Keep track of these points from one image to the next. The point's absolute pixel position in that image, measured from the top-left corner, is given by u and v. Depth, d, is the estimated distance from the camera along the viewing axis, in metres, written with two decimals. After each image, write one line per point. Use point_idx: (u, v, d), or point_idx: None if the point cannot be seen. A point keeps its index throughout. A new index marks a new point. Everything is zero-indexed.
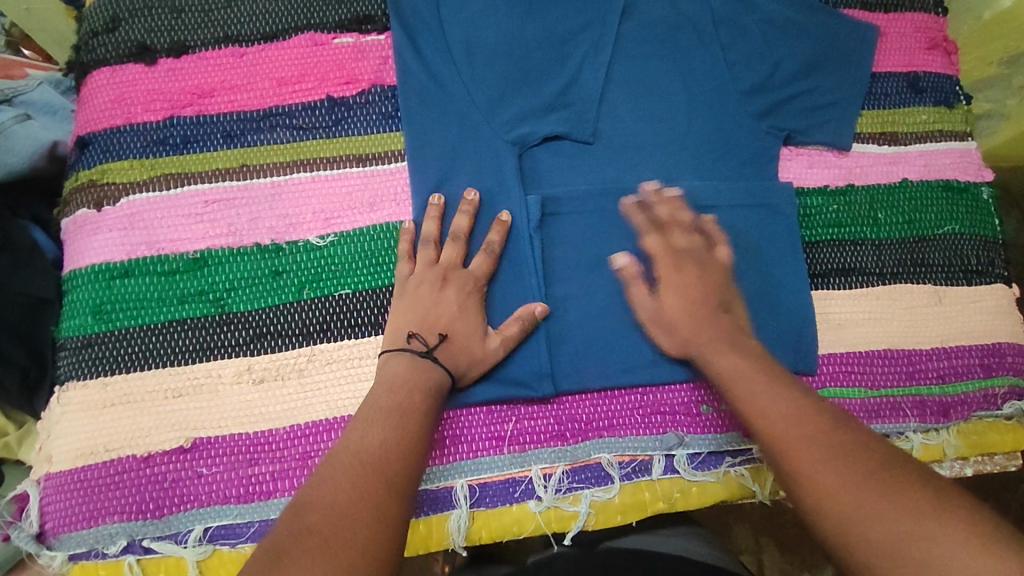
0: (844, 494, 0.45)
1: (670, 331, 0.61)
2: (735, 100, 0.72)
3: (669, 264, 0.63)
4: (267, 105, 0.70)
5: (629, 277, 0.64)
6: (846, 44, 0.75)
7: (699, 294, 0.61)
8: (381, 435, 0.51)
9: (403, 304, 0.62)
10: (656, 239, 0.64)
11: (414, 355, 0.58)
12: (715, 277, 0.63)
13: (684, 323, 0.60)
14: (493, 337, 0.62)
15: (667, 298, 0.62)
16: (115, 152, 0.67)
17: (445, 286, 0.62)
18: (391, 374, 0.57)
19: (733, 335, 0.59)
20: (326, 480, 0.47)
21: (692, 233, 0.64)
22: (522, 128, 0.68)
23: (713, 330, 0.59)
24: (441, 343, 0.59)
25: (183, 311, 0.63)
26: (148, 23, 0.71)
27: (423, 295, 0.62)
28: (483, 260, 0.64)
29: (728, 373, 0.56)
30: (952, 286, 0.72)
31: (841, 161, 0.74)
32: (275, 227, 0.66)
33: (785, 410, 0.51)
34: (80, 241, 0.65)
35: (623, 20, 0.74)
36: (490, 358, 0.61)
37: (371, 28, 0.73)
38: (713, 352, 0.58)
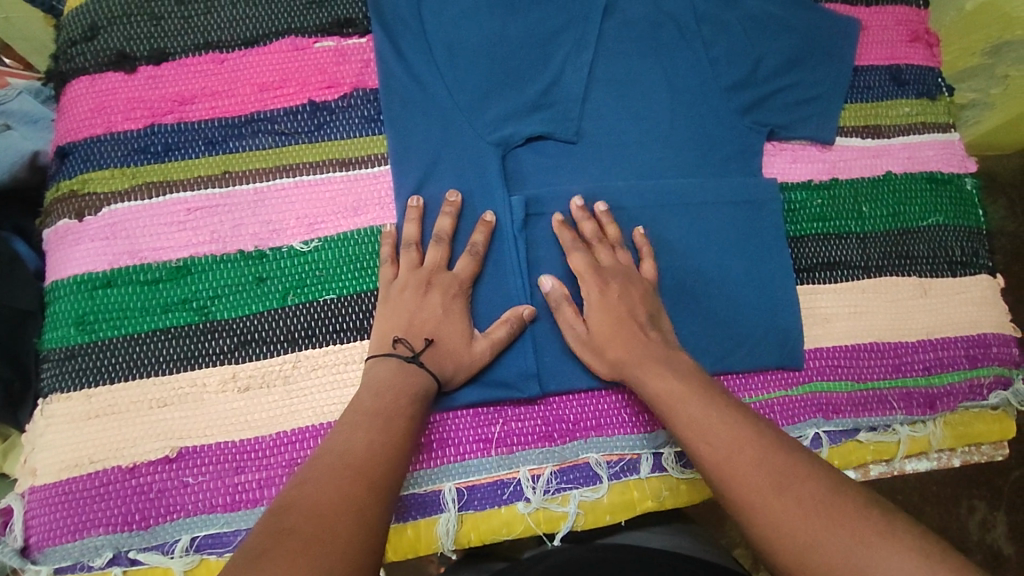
0: (790, 520, 0.43)
1: (601, 352, 0.61)
2: (718, 97, 0.72)
3: (593, 287, 0.63)
4: (249, 111, 0.70)
5: (557, 300, 0.63)
6: (829, 38, 0.75)
7: (627, 308, 0.62)
8: (366, 438, 0.51)
9: (388, 308, 0.62)
10: (581, 257, 0.65)
11: (400, 360, 0.58)
12: (642, 293, 0.64)
13: (619, 344, 0.60)
14: (478, 339, 0.62)
15: (596, 318, 0.62)
16: (95, 161, 0.67)
17: (430, 289, 0.62)
18: (377, 378, 0.57)
19: (664, 349, 0.60)
20: (310, 479, 0.46)
21: (614, 251, 0.66)
22: (506, 129, 0.68)
23: (642, 351, 0.59)
24: (428, 347, 0.60)
25: (167, 320, 0.63)
26: (127, 30, 0.70)
27: (407, 299, 0.62)
28: (467, 262, 0.64)
29: (672, 396, 0.55)
30: (937, 278, 0.72)
31: (825, 155, 0.74)
32: (258, 233, 0.66)
33: (726, 433, 0.50)
34: (62, 252, 0.65)
35: (605, 19, 0.74)
36: (476, 361, 0.61)
37: (352, 32, 0.73)
38: (648, 374, 0.58)
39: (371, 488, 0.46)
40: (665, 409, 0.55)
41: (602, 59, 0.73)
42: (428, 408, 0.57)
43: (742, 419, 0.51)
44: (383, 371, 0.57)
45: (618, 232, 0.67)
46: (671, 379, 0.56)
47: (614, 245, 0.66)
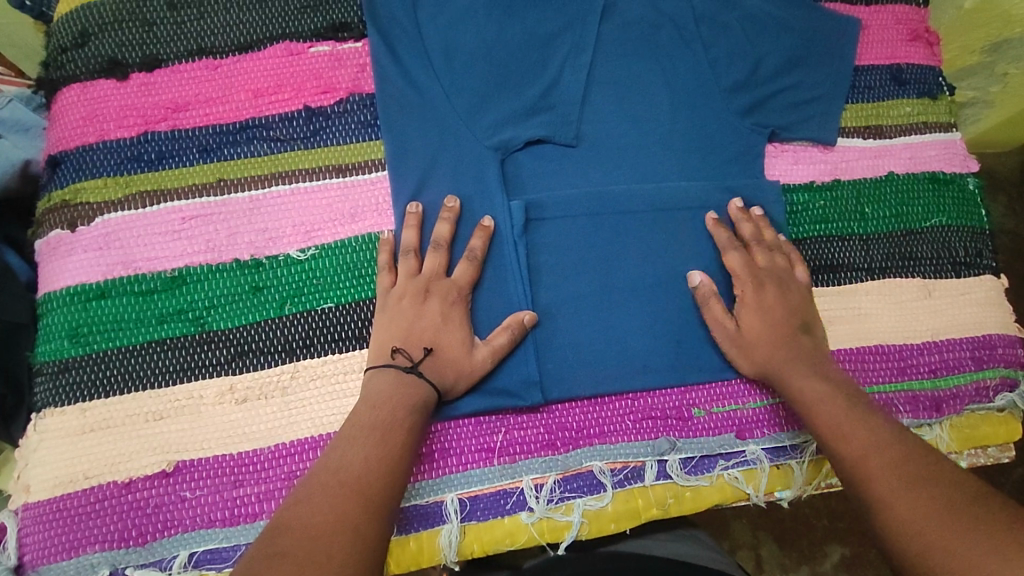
0: (906, 509, 0.47)
1: (747, 349, 0.63)
2: (719, 98, 0.72)
3: (750, 287, 0.65)
4: (244, 117, 0.69)
5: (705, 296, 0.65)
6: (828, 37, 0.75)
7: (785, 312, 0.64)
8: (362, 453, 0.51)
9: (386, 316, 0.61)
10: (738, 256, 0.66)
11: (397, 371, 0.57)
12: (800, 299, 0.65)
13: (763, 344, 0.63)
14: (479, 347, 0.61)
15: (748, 317, 0.64)
16: (88, 170, 0.66)
17: (428, 297, 0.61)
18: (376, 388, 0.56)
19: (815, 357, 0.62)
20: (304, 500, 0.47)
21: (771, 253, 0.67)
22: (506, 133, 0.68)
23: (793, 353, 0.62)
24: (427, 356, 0.59)
25: (163, 331, 0.62)
26: (119, 36, 0.69)
27: (404, 308, 0.61)
28: (466, 268, 0.63)
29: (817, 398, 0.58)
30: (941, 279, 0.71)
31: (827, 157, 0.74)
32: (254, 242, 0.65)
33: (864, 439, 0.54)
34: (56, 264, 0.63)
35: (603, 21, 0.73)
36: (477, 371, 0.60)
37: (347, 36, 0.72)
38: (797, 373, 0.61)
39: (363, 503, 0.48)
40: (807, 405, 0.59)
41: (599, 61, 0.73)
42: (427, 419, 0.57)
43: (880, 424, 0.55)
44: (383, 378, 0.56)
45: (774, 237, 0.68)
46: (817, 379, 0.60)
47: (761, 248, 0.67)
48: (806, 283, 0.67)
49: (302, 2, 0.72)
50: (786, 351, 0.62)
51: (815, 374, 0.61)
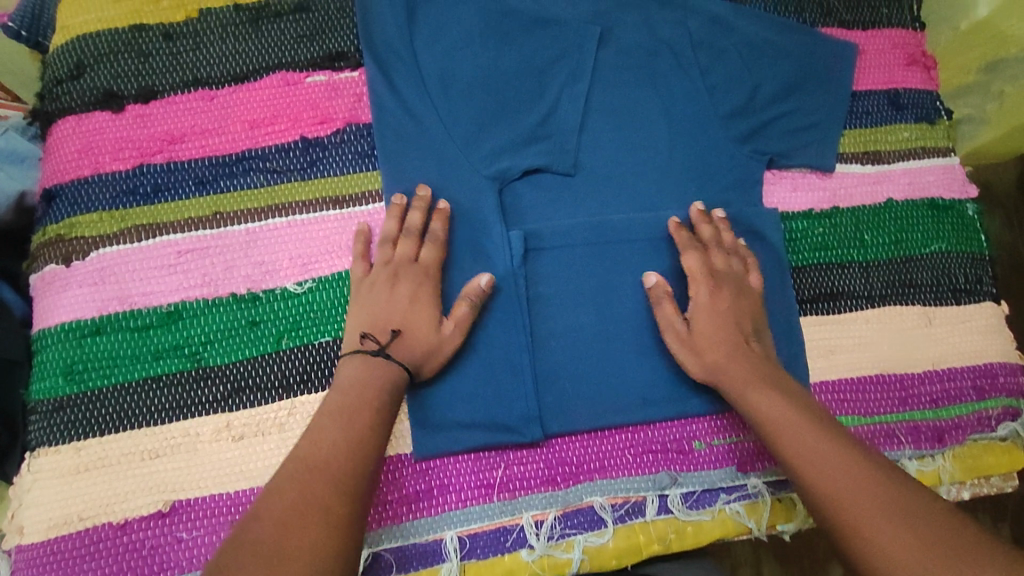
0: (901, 543, 0.44)
1: (699, 351, 0.62)
2: (716, 126, 0.72)
3: (705, 289, 0.64)
4: (240, 149, 0.68)
5: (659, 296, 0.64)
6: (824, 63, 0.75)
7: (735, 317, 0.63)
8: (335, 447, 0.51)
9: (358, 302, 0.62)
10: (695, 257, 0.65)
11: (366, 355, 0.58)
12: (751, 304, 0.65)
13: (714, 348, 0.62)
14: (446, 322, 0.62)
15: (702, 319, 0.63)
16: (83, 204, 0.65)
17: (397, 282, 0.62)
18: (345, 376, 0.57)
19: (767, 368, 0.61)
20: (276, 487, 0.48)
21: (729, 256, 0.66)
22: (502, 163, 0.68)
23: (743, 363, 0.61)
24: (394, 339, 0.59)
25: (159, 367, 0.62)
26: (114, 68, 0.69)
27: (376, 295, 0.62)
28: (431, 249, 0.64)
29: (771, 415, 0.57)
30: (941, 306, 0.71)
31: (825, 184, 0.73)
32: (251, 275, 0.65)
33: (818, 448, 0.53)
34: (50, 300, 0.63)
35: (600, 48, 0.74)
36: (447, 344, 0.61)
37: (344, 65, 0.72)
38: (751, 390, 0.59)
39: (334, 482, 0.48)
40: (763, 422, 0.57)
41: (596, 88, 0.73)
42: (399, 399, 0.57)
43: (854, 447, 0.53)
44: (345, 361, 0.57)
45: (734, 239, 0.67)
46: (775, 394, 0.58)
47: (714, 253, 0.66)
48: (760, 287, 0.66)
49: (299, 32, 0.72)
50: (742, 363, 0.61)
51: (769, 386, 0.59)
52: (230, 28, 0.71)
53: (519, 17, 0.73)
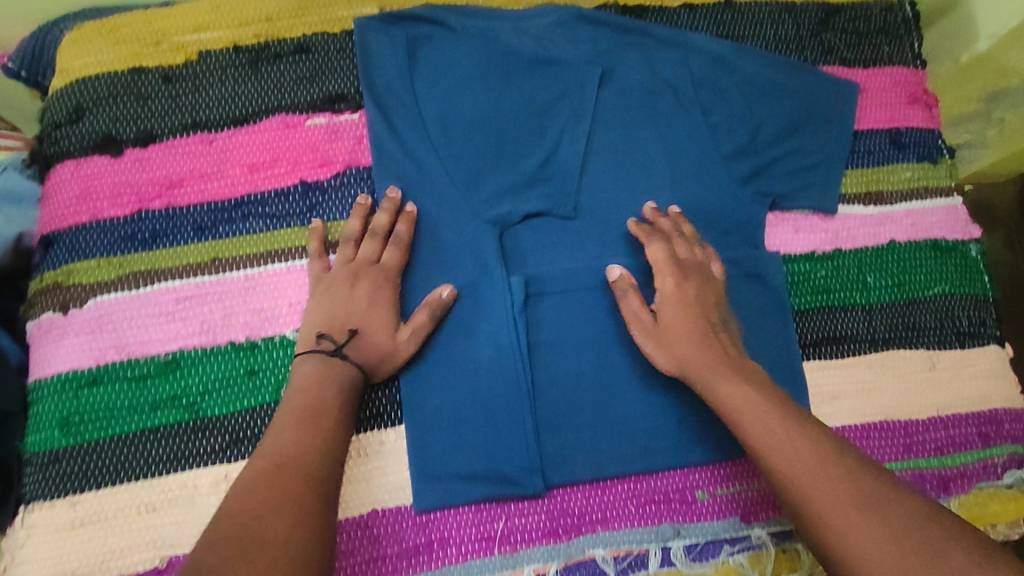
0: (880, 552, 0.45)
1: (666, 344, 0.61)
2: (718, 166, 0.71)
3: (670, 280, 0.64)
4: (239, 193, 0.68)
5: (623, 289, 0.64)
6: (826, 102, 0.75)
7: (700, 306, 0.63)
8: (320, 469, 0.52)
9: (318, 303, 0.63)
10: (659, 248, 0.65)
11: (323, 355, 0.60)
12: (715, 292, 0.64)
13: (680, 340, 0.61)
14: (403, 329, 0.63)
15: (668, 310, 0.63)
16: (80, 250, 0.65)
17: (356, 282, 0.63)
18: (303, 378, 0.59)
19: (734, 358, 0.60)
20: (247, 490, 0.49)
21: (691, 246, 0.66)
22: (503, 207, 0.68)
23: (709, 354, 0.60)
24: (350, 339, 0.61)
25: (157, 418, 0.61)
26: (113, 111, 0.69)
27: (334, 294, 0.63)
28: (393, 252, 0.65)
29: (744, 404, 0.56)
30: (945, 349, 0.70)
31: (828, 225, 0.73)
32: (249, 322, 0.64)
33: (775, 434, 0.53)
34: (47, 349, 0.63)
35: (602, 87, 0.73)
36: (400, 350, 0.62)
37: (344, 107, 0.71)
38: (713, 378, 0.59)
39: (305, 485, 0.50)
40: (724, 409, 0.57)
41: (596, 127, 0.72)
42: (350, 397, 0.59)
43: (826, 442, 0.52)
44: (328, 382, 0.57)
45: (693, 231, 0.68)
46: (740, 382, 0.58)
47: (677, 246, 0.66)
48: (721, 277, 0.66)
49: (299, 73, 0.71)
50: (711, 355, 0.60)
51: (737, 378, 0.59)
52: (229, 70, 0.71)
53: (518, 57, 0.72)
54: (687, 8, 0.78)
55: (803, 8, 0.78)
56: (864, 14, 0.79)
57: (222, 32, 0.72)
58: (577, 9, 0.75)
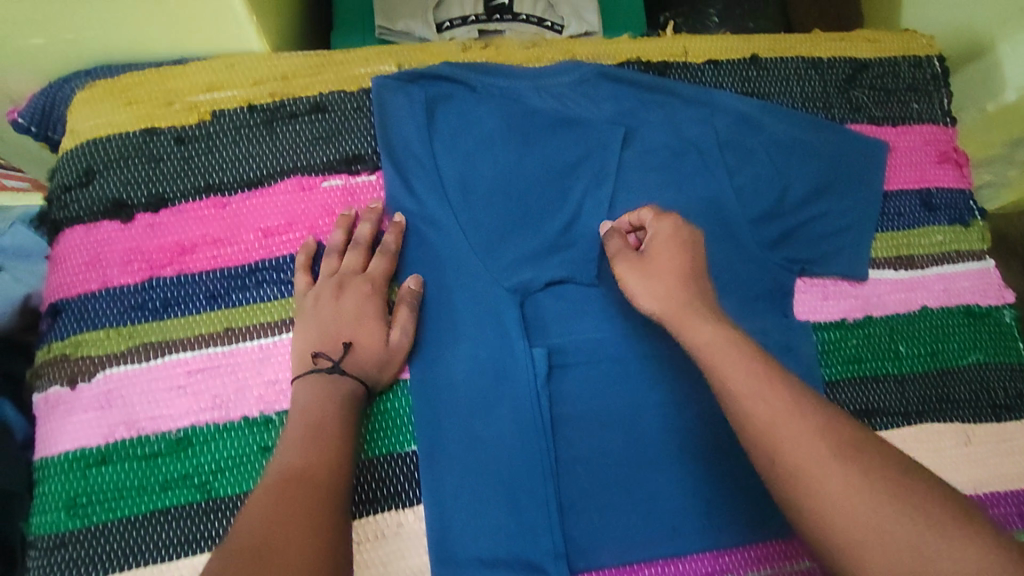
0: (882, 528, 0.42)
1: (653, 275, 0.58)
2: (746, 229, 0.69)
3: (667, 223, 0.60)
4: (252, 259, 0.66)
5: (612, 231, 0.63)
6: (856, 163, 0.73)
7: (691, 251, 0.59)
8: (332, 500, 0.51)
9: (304, 320, 0.63)
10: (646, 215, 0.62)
11: (320, 374, 0.59)
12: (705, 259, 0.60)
13: (664, 272, 0.57)
14: (392, 331, 0.63)
15: (660, 248, 0.59)
16: (89, 320, 0.63)
17: (343, 292, 0.64)
18: (303, 396, 0.59)
19: (711, 302, 0.56)
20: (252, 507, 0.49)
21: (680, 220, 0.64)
22: (524, 274, 0.65)
23: (691, 296, 0.56)
24: (345, 352, 0.61)
25: (167, 498, 0.59)
26: (124, 174, 0.67)
27: (321, 306, 0.63)
28: (379, 261, 0.66)
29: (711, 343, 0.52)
30: (980, 422, 0.68)
31: (858, 291, 0.71)
32: (263, 396, 0.62)
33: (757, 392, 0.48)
34: (54, 425, 0.61)
35: (624, 147, 0.71)
36: (396, 351, 0.63)
37: (361, 168, 0.70)
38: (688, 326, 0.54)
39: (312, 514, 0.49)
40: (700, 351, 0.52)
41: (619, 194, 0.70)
42: (357, 411, 0.59)
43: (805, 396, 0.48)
44: (341, 446, 0.56)
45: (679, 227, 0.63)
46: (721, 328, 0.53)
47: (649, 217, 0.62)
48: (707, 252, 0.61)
49: (315, 133, 0.70)
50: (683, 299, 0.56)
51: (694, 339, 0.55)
52: (243, 130, 0.69)
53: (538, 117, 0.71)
54: (711, 64, 0.76)
55: (830, 65, 0.77)
56: (891, 71, 0.77)
57: (237, 91, 0.70)
58: (599, 66, 0.73)
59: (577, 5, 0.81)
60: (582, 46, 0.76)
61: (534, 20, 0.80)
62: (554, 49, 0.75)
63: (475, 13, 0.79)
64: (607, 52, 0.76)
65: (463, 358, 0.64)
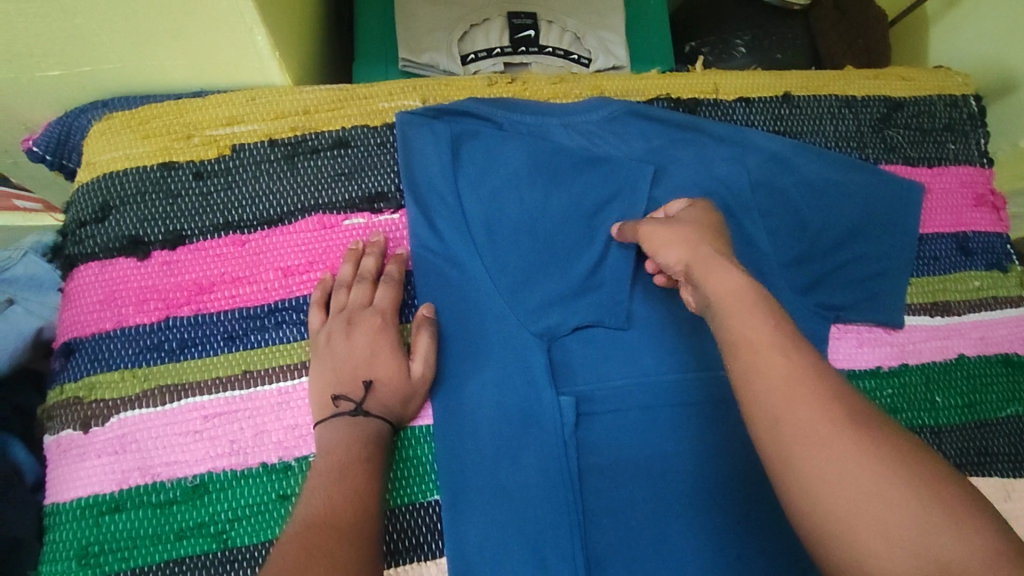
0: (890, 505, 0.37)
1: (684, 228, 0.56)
2: (778, 273, 0.67)
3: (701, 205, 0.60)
4: (272, 299, 0.64)
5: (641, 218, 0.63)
6: (891, 205, 0.71)
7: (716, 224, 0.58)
8: (357, 550, 0.49)
9: (319, 359, 0.61)
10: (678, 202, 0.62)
11: (345, 416, 0.57)
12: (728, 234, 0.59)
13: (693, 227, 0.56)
14: (414, 363, 0.61)
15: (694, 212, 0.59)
16: (103, 361, 0.62)
17: (354, 329, 0.61)
18: (327, 439, 0.57)
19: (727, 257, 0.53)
20: (276, 558, 0.47)
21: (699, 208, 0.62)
22: (551, 318, 0.64)
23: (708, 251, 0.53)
24: (366, 391, 0.59)
25: (181, 548, 0.57)
26: (141, 210, 0.65)
27: (335, 345, 0.61)
28: (386, 291, 0.63)
29: (729, 298, 0.48)
30: (1020, 477, 0.66)
31: (892, 338, 0.69)
32: (282, 442, 0.60)
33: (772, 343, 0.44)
34: (65, 470, 0.59)
35: (653, 186, 0.69)
36: (420, 387, 0.61)
37: (384, 206, 0.68)
38: (710, 275, 0.50)
39: (335, 566, 0.47)
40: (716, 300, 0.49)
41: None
42: (385, 453, 0.57)
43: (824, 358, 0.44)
44: (367, 491, 0.54)
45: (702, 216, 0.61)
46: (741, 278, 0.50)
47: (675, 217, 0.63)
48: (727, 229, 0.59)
49: (336, 169, 0.68)
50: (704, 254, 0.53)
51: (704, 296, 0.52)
52: (264, 166, 0.67)
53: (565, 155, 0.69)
54: (742, 102, 0.74)
55: (863, 103, 0.76)
56: (927, 110, 0.76)
57: (257, 125, 0.68)
58: (629, 103, 0.71)
59: (604, 38, 0.80)
60: (611, 81, 0.74)
61: (560, 53, 0.79)
62: (581, 84, 0.74)
63: (500, 46, 0.78)
64: (636, 88, 0.74)
65: (486, 402, 0.62)
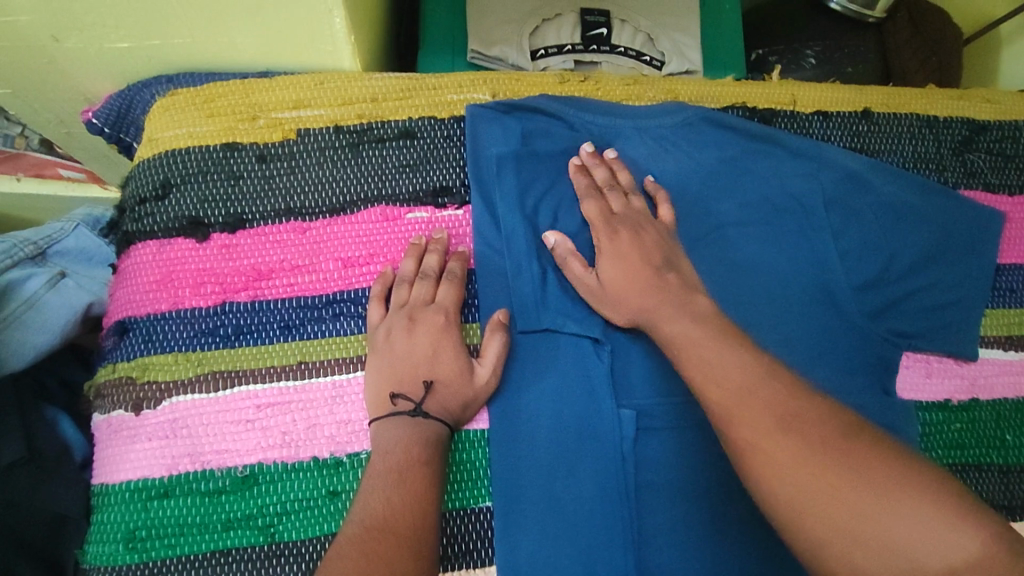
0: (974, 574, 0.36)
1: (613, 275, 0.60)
2: (848, 297, 0.65)
3: (604, 235, 0.62)
4: (330, 290, 0.63)
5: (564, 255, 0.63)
6: (972, 233, 0.68)
7: None
8: (415, 556, 0.47)
9: (378, 357, 0.59)
10: (593, 203, 0.64)
11: (403, 416, 0.56)
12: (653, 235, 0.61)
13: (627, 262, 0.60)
14: (479, 368, 0.59)
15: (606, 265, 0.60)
16: (157, 342, 0.60)
17: (414, 327, 0.60)
18: (385, 439, 0.55)
19: None
20: (335, 557, 0.46)
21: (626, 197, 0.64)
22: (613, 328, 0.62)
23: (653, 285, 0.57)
24: (426, 392, 0.57)
25: (228, 540, 0.56)
26: (201, 190, 0.64)
27: (394, 341, 0.59)
28: (448, 290, 0.62)
29: None
30: None
31: (964, 370, 0.66)
32: (335, 436, 0.59)
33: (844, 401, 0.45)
34: (116, 451, 0.58)
35: (722, 199, 0.68)
36: (481, 393, 0.59)
37: (447, 201, 0.66)
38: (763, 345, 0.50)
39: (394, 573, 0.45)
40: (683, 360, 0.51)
41: (704, 256, 0.66)
42: (443, 457, 0.56)
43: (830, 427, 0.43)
44: (425, 495, 0.52)
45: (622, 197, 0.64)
46: None
47: (631, 196, 0.65)
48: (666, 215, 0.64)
49: (402, 160, 0.66)
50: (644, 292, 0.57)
51: (740, 343, 0.49)
52: (329, 152, 0.66)
53: (633, 160, 0.68)
54: (819, 116, 0.72)
55: (945, 124, 0.73)
56: (1011, 135, 0.74)
57: (323, 110, 0.67)
58: (705, 109, 0.69)
59: (678, 41, 0.78)
60: (685, 86, 0.72)
61: (632, 53, 0.78)
62: (655, 87, 0.72)
63: (572, 43, 0.76)
64: (710, 94, 0.72)
65: (544, 410, 0.60)
